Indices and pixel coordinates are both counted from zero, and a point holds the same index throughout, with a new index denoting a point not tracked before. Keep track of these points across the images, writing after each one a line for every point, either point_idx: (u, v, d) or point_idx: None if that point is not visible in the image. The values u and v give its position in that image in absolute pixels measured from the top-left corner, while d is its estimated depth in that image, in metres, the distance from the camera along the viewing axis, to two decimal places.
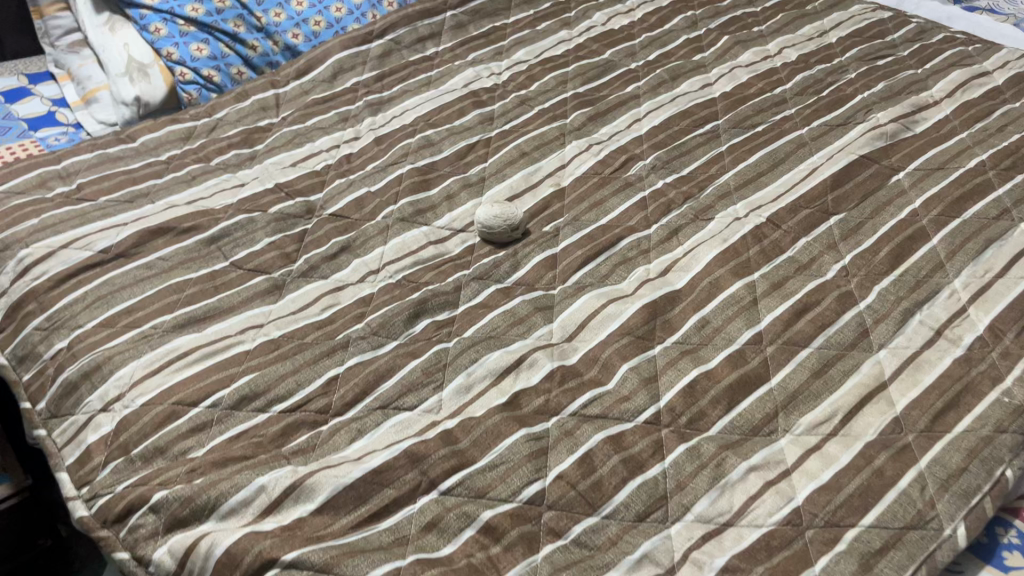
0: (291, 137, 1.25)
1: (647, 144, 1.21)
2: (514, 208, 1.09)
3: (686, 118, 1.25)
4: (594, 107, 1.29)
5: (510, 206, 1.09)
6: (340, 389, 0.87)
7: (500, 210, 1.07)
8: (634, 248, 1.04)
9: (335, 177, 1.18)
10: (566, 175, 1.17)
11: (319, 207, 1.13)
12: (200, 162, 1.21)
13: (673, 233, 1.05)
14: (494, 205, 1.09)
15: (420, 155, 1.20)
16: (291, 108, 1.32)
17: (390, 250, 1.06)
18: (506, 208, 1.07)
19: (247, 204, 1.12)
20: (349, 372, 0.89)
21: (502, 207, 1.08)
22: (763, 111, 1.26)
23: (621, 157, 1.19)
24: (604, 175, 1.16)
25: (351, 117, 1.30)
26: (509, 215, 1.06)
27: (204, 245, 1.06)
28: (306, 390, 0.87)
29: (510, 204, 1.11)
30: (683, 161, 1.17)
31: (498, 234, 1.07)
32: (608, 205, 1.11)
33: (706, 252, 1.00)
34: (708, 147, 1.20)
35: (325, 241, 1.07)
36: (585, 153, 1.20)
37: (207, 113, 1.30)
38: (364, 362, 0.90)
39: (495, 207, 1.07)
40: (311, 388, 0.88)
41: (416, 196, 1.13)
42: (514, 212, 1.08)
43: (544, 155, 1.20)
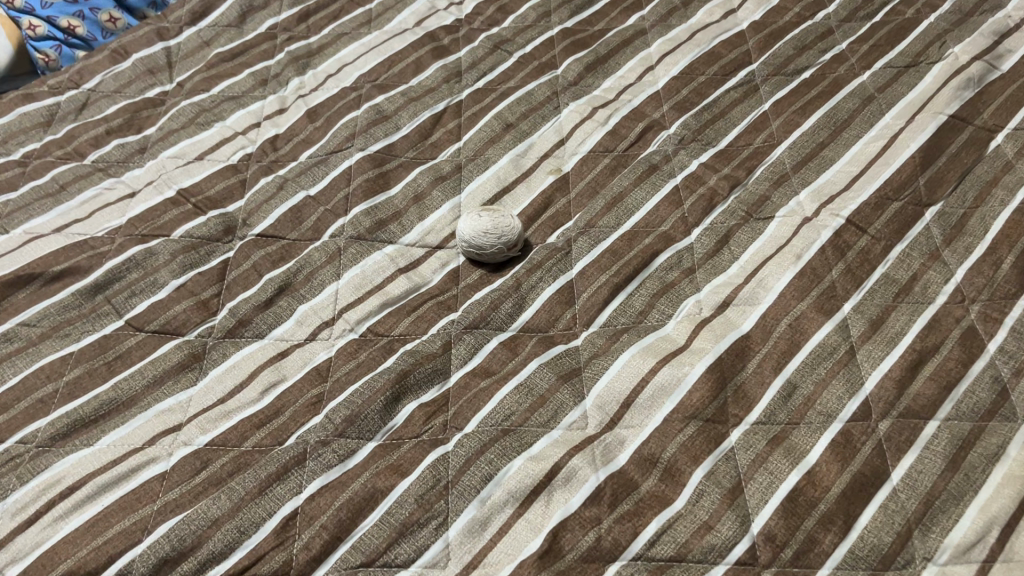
0: (192, 115, 0.93)
1: (668, 104, 0.93)
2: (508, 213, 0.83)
3: (712, 62, 0.97)
4: (591, 50, 1.00)
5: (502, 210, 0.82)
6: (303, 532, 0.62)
7: (495, 218, 0.80)
8: (674, 268, 0.78)
9: (259, 173, 0.88)
10: (568, 156, 0.90)
11: (242, 222, 0.83)
12: (69, 159, 0.88)
13: (723, 242, 0.80)
14: (480, 210, 0.82)
15: (372, 135, 0.90)
16: (188, 69, 0.99)
17: (347, 287, 0.78)
18: (501, 214, 0.80)
19: (141, 225, 0.82)
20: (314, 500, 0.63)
21: (494, 212, 0.81)
22: (806, 48, 0.98)
23: (636, 126, 0.91)
24: (618, 154, 0.89)
25: (271, 78, 0.98)
26: (507, 223, 0.80)
27: (85, 296, 0.76)
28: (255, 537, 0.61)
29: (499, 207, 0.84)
30: (718, 128, 0.90)
31: (492, 253, 0.80)
32: (631, 200, 0.84)
33: (774, 274, 0.75)
34: (746, 106, 0.92)
35: (256, 280, 0.79)
36: (589, 121, 0.92)
37: (73, 83, 0.96)
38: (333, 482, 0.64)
39: (485, 214, 0.80)
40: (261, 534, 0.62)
41: (373, 201, 0.84)
42: (511, 218, 0.81)
43: (535, 128, 0.92)
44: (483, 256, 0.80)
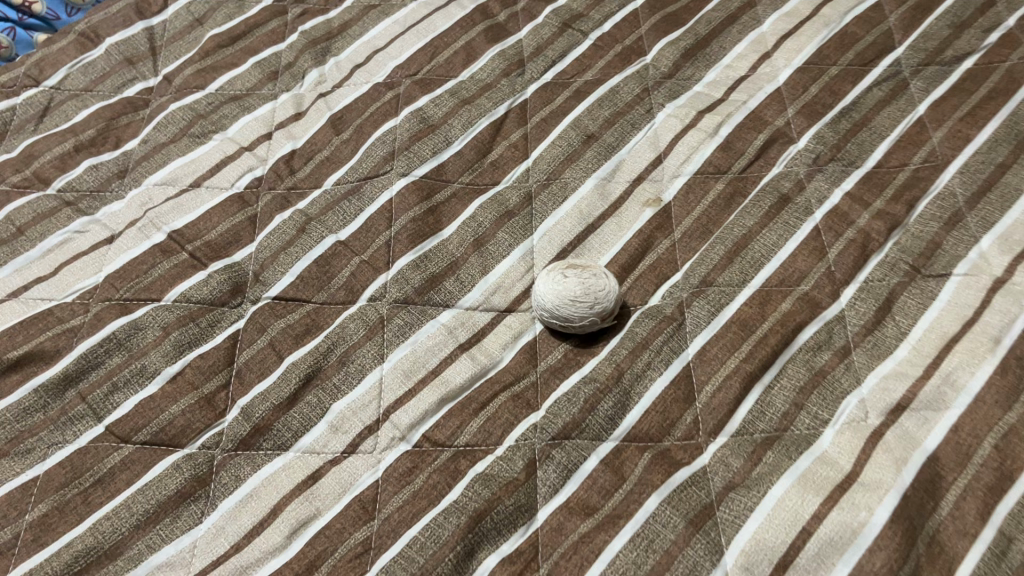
0: (185, 123, 0.73)
1: (793, 107, 0.73)
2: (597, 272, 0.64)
3: (845, 47, 0.76)
4: (687, 30, 0.78)
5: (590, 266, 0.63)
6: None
7: (587, 278, 0.61)
8: (824, 348, 0.60)
9: (272, 208, 0.69)
10: (668, 180, 0.70)
11: (253, 278, 0.65)
12: (29, 189, 0.69)
13: (884, 310, 0.61)
14: (563, 266, 0.63)
15: (417, 153, 0.70)
16: (177, 57, 0.78)
17: (394, 374, 0.60)
18: (592, 272, 0.62)
19: (123, 286, 0.63)
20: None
21: (584, 270, 0.62)
22: (966, 26, 0.76)
23: (754, 139, 0.71)
24: (732, 177, 0.69)
25: (282, 70, 0.77)
26: (603, 285, 0.61)
27: (53, 393, 0.58)
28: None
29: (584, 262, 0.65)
30: (861, 141, 0.70)
31: (583, 325, 0.61)
32: (756, 247, 0.65)
33: (964, 367, 0.56)
34: (895, 109, 0.72)
35: (275, 364, 0.60)
36: (694, 131, 0.72)
37: (32, 79, 0.76)
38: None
39: (573, 273, 0.61)
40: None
41: (422, 247, 0.65)
42: (605, 277, 0.62)
43: (624, 140, 0.72)
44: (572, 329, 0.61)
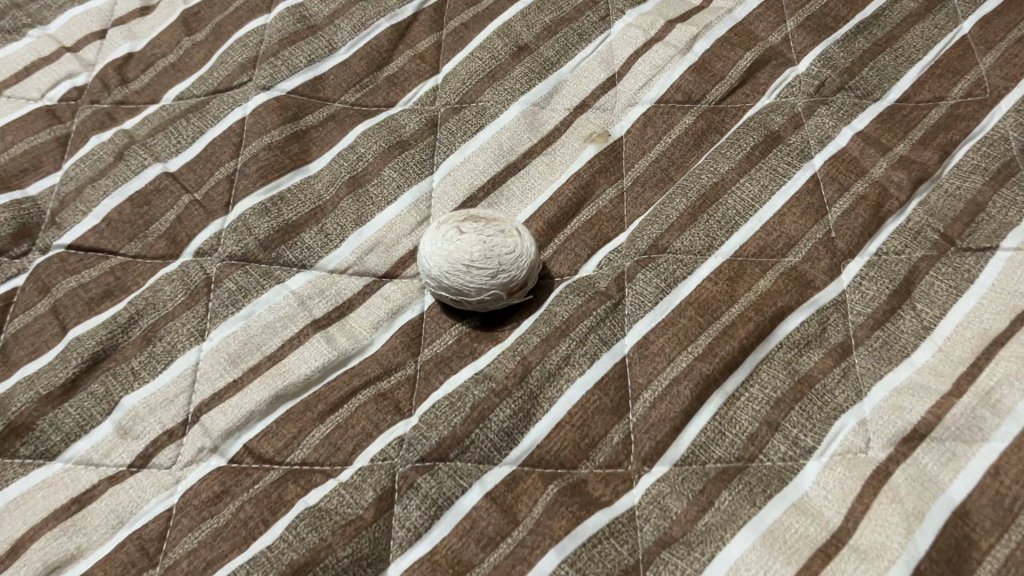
0: None
1: (794, 19, 0.55)
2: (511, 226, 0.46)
3: None
4: None
5: (501, 217, 0.46)
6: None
7: (488, 236, 0.43)
8: (813, 346, 0.43)
9: (89, 126, 0.51)
10: (621, 110, 0.52)
11: (48, 219, 0.48)
12: None
13: (901, 296, 0.44)
14: (461, 216, 0.45)
15: (287, 61, 0.53)
16: None
17: (214, 360, 0.44)
18: (499, 227, 0.44)
19: None
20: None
21: (486, 223, 0.44)
22: None
23: (739, 59, 0.53)
24: (706, 109, 0.52)
25: None
26: (510, 246, 0.43)
27: None
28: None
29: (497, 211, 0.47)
30: (882, 66, 0.52)
31: (480, 301, 0.44)
32: (730, 202, 0.47)
33: (1011, 382, 0.39)
34: (929, 26, 0.54)
35: (54, 339, 0.44)
36: (660, 45, 0.54)
37: None
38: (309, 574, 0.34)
39: (469, 227, 0.43)
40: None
41: (277, 186, 0.48)
42: (517, 234, 0.44)
43: (567, 55, 0.54)
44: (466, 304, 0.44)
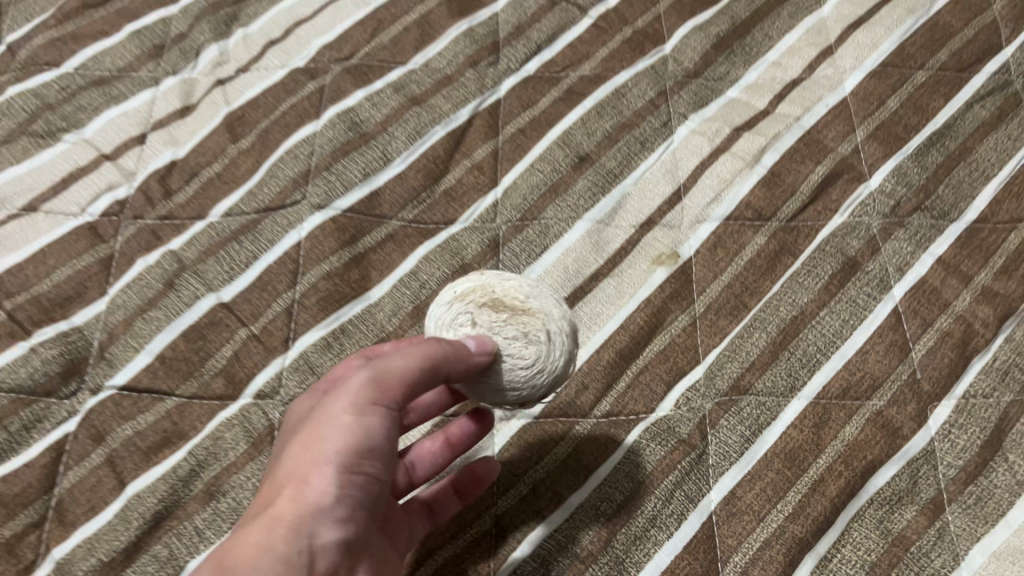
0: (26, 115, 0.53)
1: (865, 128, 0.53)
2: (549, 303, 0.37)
3: (936, 44, 0.56)
4: (720, 11, 0.58)
5: (535, 304, 0.35)
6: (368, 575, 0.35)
7: (498, 328, 0.33)
8: (904, 503, 0.41)
9: (135, 245, 0.49)
10: (689, 227, 0.50)
11: (97, 354, 0.46)
12: None
13: (993, 447, 0.42)
14: (486, 295, 0.35)
15: (342, 175, 0.51)
16: (27, 18, 0.57)
17: None
18: (522, 324, 0.33)
19: None
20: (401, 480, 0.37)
21: (508, 317, 0.33)
22: None
23: (810, 173, 0.51)
24: (779, 226, 0.50)
25: (170, 43, 0.57)
26: (527, 359, 0.33)
27: None
28: (360, 410, 0.33)
29: (536, 285, 0.36)
30: (958, 183, 0.51)
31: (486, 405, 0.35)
32: (809, 338, 0.46)
33: None
34: (1003, 137, 0.52)
35: (111, 495, 0.42)
36: (726, 156, 0.52)
37: None
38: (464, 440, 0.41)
39: (484, 319, 0.33)
40: (339, 405, 0.33)
41: (339, 318, 0.46)
42: (545, 338, 0.33)
43: (629, 165, 0.52)
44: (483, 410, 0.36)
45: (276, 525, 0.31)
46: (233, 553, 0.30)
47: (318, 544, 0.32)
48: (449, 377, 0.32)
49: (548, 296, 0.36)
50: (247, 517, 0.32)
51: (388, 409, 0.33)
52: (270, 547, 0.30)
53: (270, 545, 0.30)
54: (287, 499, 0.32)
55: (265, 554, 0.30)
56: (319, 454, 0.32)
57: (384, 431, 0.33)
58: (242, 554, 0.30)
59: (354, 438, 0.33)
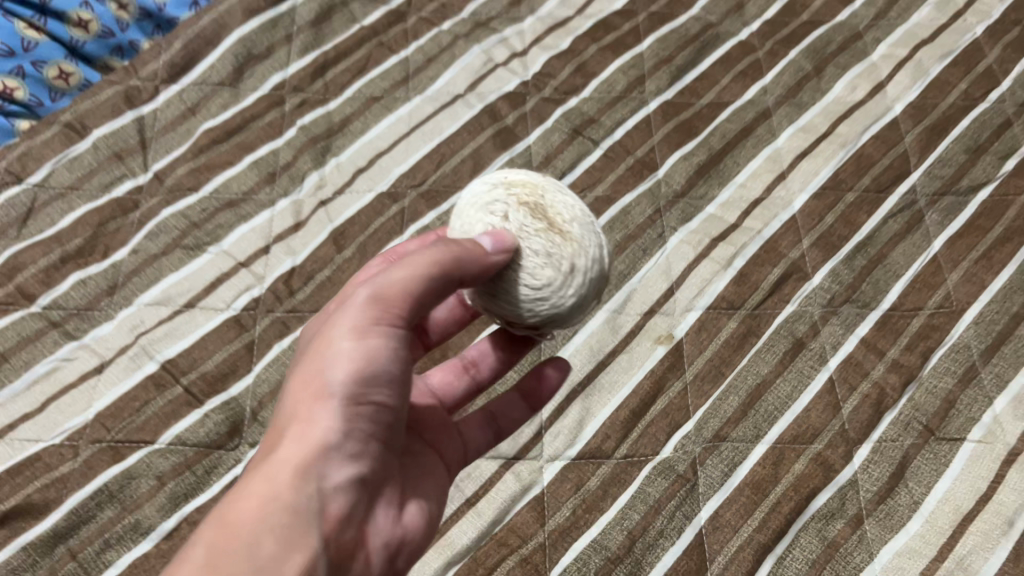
0: (178, 232, 0.70)
1: (809, 237, 0.71)
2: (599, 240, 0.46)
3: (862, 171, 0.75)
4: (700, 143, 0.76)
5: (573, 229, 0.44)
6: (376, 504, 0.44)
7: (523, 235, 0.43)
8: (836, 517, 0.59)
9: (270, 333, 0.66)
10: (680, 314, 0.68)
11: (251, 416, 0.62)
12: (15, 305, 0.65)
13: (897, 476, 0.60)
14: (529, 199, 0.45)
15: None
16: (168, 151, 0.74)
17: None
18: (550, 242, 0.43)
19: (116, 425, 0.61)
20: (405, 409, 0.44)
21: (540, 227, 0.43)
22: (981, 152, 0.75)
23: (769, 273, 0.69)
24: (747, 313, 0.68)
25: (280, 170, 0.74)
26: (540, 277, 0.42)
27: (42, 551, 0.56)
28: (355, 340, 0.40)
29: (586, 217, 0.46)
30: (877, 280, 0.69)
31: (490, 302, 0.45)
32: (769, 399, 0.64)
33: (978, 551, 0.56)
34: (910, 244, 0.71)
35: None
36: (706, 261, 0.70)
37: (13, 176, 0.71)
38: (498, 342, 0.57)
39: (516, 219, 0.43)
40: (338, 341, 0.40)
41: None
42: (567, 260, 0.43)
43: (635, 267, 0.70)
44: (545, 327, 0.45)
45: (289, 468, 0.38)
46: (250, 499, 0.37)
47: (330, 472, 0.39)
48: (464, 276, 0.40)
49: (584, 219, 0.45)
50: (264, 459, 0.39)
51: (381, 337, 0.40)
52: (288, 491, 0.37)
53: (279, 491, 0.37)
54: (300, 441, 0.39)
55: (283, 497, 0.37)
56: (324, 389, 0.40)
57: (386, 349, 0.41)
58: (251, 510, 0.36)
59: (354, 362, 0.40)
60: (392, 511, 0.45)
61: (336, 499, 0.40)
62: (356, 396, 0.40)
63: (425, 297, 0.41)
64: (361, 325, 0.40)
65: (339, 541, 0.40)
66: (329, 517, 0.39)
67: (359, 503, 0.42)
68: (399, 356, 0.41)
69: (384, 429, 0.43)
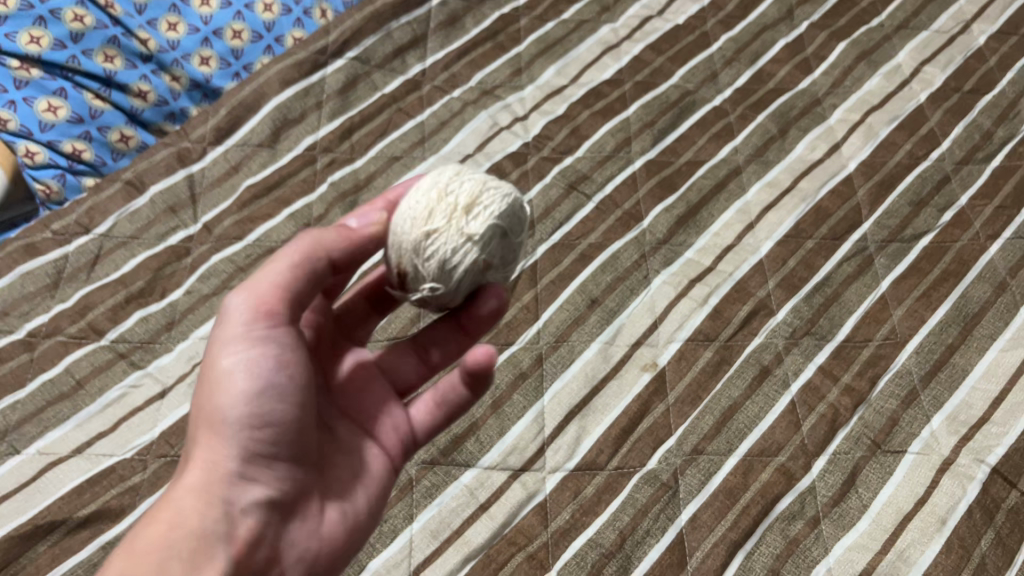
0: (226, 275, 0.80)
1: (774, 278, 0.82)
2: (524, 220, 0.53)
3: (820, 221, 0.86)
4: (679, 196, 0.88)
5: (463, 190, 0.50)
6: (294, 509, 0.52)
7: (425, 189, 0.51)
8: (797, 518, 0.69)
9: None
10: (663, 344, 0.78)
11: None
12: (86, 340, 0.75)
13: (849, 483, 0.70)
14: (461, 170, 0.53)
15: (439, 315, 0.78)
16: (215, 205, 0.85)
17: (422, 535, 0.68)
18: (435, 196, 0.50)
19: (178, 442, 0.70)
20: (310, 422, 0.52)
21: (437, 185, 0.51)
22: (923, 205, 0.87)
23: (739, 309, 0.80)
24: (721, 344, 0.78)
25: (314, 221, 0.84)
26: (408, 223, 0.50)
27: (118, 549, 0.65)
28: (240, 349, 0.49)
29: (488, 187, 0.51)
30: (833, 316, 0.80)
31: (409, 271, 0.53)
32: (740, 418, 0.74)
33: (915, 545, 0.67)
34: (861, 284, 0.82)
35: None
36: (685, 299, 0.81)
37: (82, 227, 0.81)
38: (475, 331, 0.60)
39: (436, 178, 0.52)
40: (225, 352, 0.49)
41: None
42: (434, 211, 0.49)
43: (624, 304, 0.81)
44: (459, 255, 0.49)
45: (187, 499, 0.48)
46: (154, 524, 0.48)
47: (229, 494, 0.49)
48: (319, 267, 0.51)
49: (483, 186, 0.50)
50: (181, 476, 0.49)
51: (260, 345, 0.49)
52: (181, 520, 0.47)
53: (186, 520, 0.47)
54: (199, 472, 0.49)
55: (176, 524, 0.47)
56: (219, 405, 0.49)
57: (259, 361, 0.49)
58: (156, 533, 0.47)
59: (235, 383, 0.49)
60: (315, 510, 0.53)
61: (240, 517, 0.49)
62: (247, 413, 0.49)
63: (292, 292, 0.50)
64: (241, 333, 0.49)
65: (251, 559, 0.49)
66: (236, 539, 0.48)
67: (265, 515, 0.50)
68: (273, 371, 0.49)
69: (292, 442, 0.51)
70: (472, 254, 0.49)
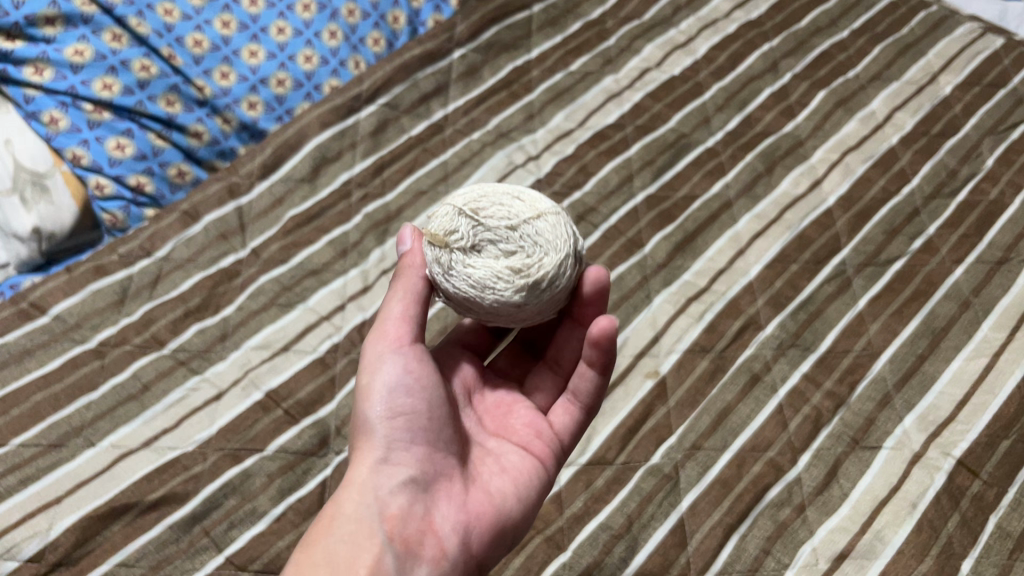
0: (273, 293, 0.90)
1: (763, 297, 0.92)
2: (548, 239, 0.60)
3: (804, 247, 0.96)
4: (677, 226, 0.98)
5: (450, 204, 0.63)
6: (439, 497, 0.62)
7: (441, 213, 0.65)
8: (785, 504, 0.77)
9: (348, 370, 0.85)
10: (665, 355, 0.88)
11: (336, 431, 0.81)
12: (150, 349, 0.84)
13: (832, 474, 0.79)
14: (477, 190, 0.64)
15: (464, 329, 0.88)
16: (262, 232, 0.94)
17: None
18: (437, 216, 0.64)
19: (234, 437, 0.79)
20: (440, 418, 0.63)
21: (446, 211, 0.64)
22: (896, 233, 0.97)
23: (732, 324, 0.90)
24: (715, 355, 0.87)
25: (350, 247, 0.95)
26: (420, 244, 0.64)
27: (182, 529, 0.74)
28: (376, 366, 0.63)
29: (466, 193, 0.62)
30: (816, 330, 0.89)
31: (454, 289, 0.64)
32: (733, 418, 0.83)
33: (890, 526, 0.75)
34: (841, 303, 0.91)
35: None
36: (683, 315, 0.90)
37: (144, 251, 0.90)
38: (597, 313, 0.71)
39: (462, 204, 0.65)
40: (370, 374, 0.63)
41: None
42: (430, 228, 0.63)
43: (628, 320, 0.90)
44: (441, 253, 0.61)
45: (346, 492, 0.60)
46: (327, 516, 0.60)
47: (376, 481, 0.60)
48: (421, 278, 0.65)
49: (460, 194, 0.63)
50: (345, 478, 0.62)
51: (393, 358, 0.63)
52: (341, 507, 0.59)
53: (347, 509, 0.59)
54: (354, 469, 0.61)
55: (338, 511, 0.59)
56: (367, 413, 0.62)
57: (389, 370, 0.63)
58: (326, 523, 0.59)
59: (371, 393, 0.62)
60: (461, 498, 0.62)
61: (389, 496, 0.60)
62: (388, 411, 0.62)
63: (412, 316, 0.65)
64: (377, 353, 0.64)
65: (402, 531, 0.58)
66: (388, 516, 0.59)
67: (411, 496, 0.60)
68: (398, 377, 0.62)
69: (425, 435, 0.62)
70: (467, 225, 0.60)
